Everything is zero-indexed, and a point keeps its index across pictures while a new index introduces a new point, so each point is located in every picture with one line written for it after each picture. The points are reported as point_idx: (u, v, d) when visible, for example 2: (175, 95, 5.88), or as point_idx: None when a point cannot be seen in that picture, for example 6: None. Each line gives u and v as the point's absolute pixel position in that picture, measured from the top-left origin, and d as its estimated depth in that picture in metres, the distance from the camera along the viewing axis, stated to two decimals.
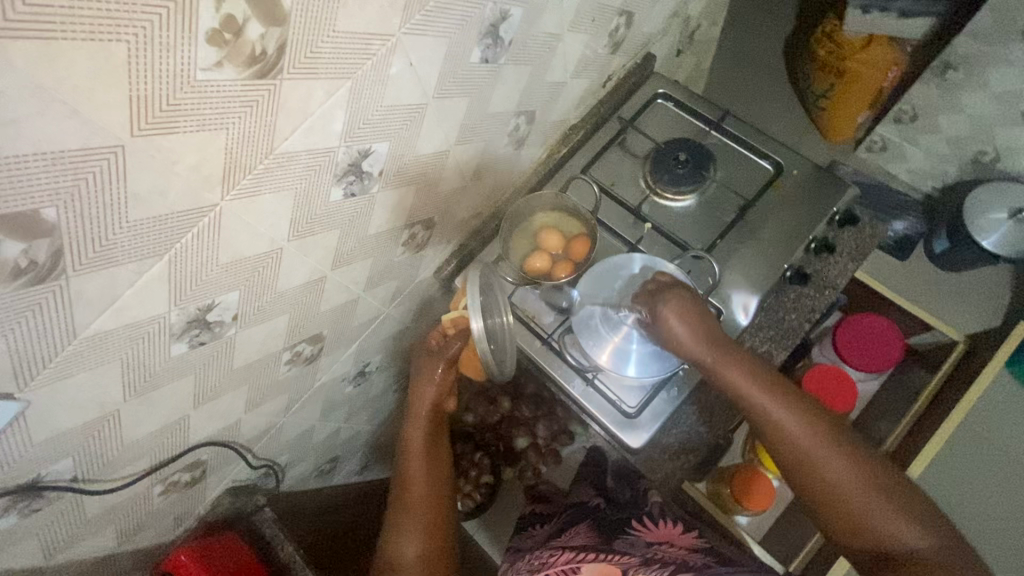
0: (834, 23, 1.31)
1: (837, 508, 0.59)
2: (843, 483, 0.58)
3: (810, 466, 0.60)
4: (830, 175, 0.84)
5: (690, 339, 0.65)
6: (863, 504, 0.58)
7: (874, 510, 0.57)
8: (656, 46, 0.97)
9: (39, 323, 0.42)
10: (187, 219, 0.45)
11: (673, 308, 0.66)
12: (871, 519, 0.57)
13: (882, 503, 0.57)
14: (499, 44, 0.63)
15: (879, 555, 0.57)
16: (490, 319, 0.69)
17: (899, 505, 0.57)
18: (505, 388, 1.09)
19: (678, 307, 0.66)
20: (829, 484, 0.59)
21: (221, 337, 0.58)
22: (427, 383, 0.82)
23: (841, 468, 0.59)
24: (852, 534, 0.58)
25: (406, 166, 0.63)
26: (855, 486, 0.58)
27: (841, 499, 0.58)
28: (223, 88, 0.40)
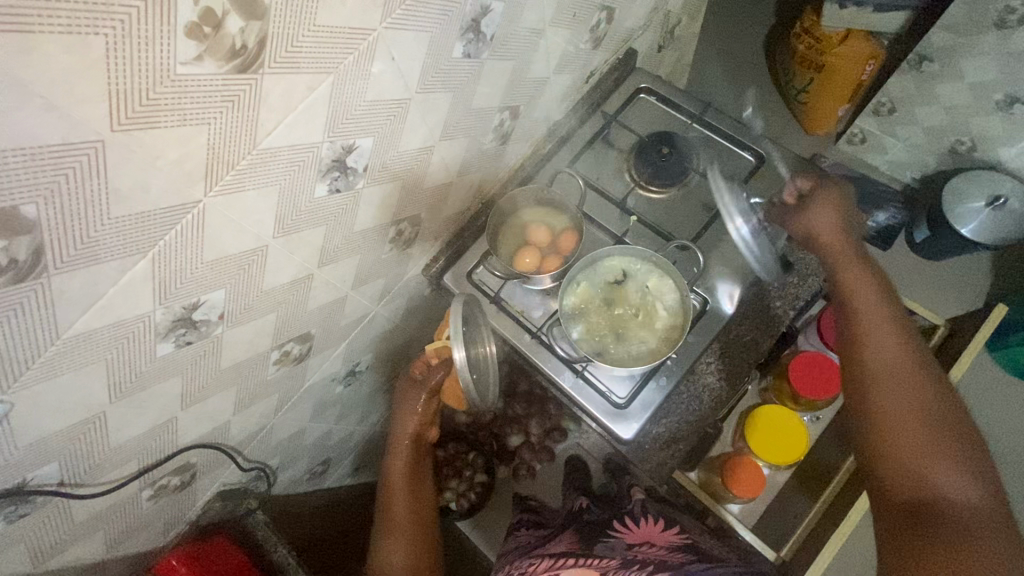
0: (813, 18, 1.33)
1: (882, 391, 0.63)
2: (888, 367, 0.65)
3: (876, 352, 0.66)
4: (810, 165, 0.85)
5: (833, 239, 0.74)
6: (912, 394, 0.62)
7: (914, 403, 0.61)
8: (638, 41, 0.98)
9: (22, 324, 0.41)
10: (170, 216, 0.45)
11: (820, 215, 0.75)
12: (911, 408, 0.61)
13: (930, 402, 0.61)
14: (481, 39, 0.64)
15: (901, 435, 0.60)
16: (473, 349, 0.70)
17: (940, 414, 0.60)
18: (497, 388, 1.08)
19: (826, 213, 0.75)
20: (885, 372, 0.64)
21: (207, 336, 0.57)
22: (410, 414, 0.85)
23: (903, 368, 0.64)
24: (881, 416, 0.62)
25: (391, 161, 0.64)
26: (912, 381, 0.63)
27: (886, 386, 0.64)
28: (203, 82, 0.40)
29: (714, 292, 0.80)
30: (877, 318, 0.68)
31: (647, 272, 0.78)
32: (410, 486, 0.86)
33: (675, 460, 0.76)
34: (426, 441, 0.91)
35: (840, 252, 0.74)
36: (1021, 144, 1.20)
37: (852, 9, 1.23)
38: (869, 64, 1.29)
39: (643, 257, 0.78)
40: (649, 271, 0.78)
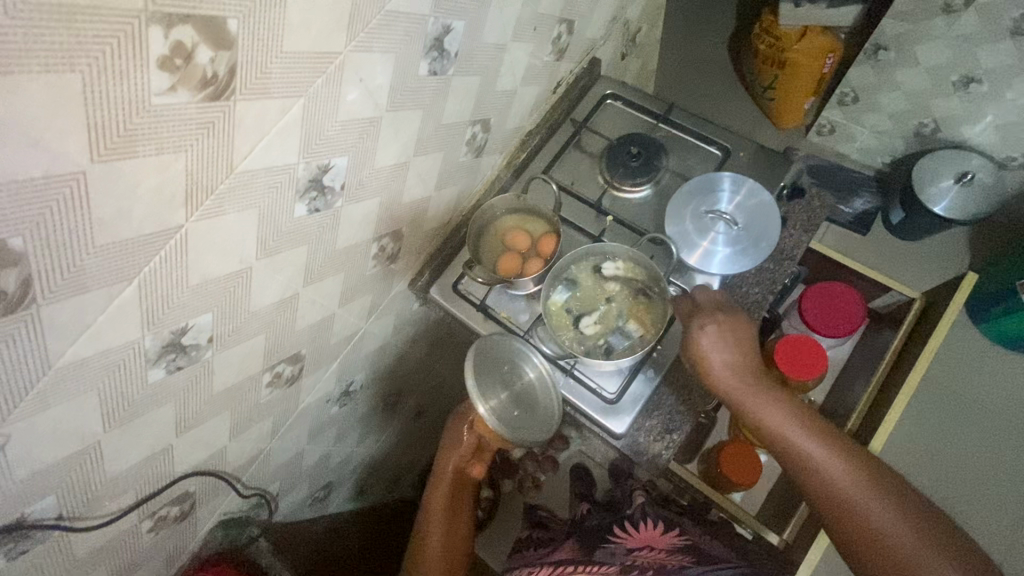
0: (770, 19, 1.38)
1: (851, 515, 0.62)
2: (835, 474, 0.64)
3: (813, 462, 0.65)
4: (775, 153, 0.88)
5: (727, 372, 0.70)
6: (871, 503, 0.62)
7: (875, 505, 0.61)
8: (600, 51, 1.01)
9: (12, 355, 0.42)
10: (154, 242, 0.47)
11: (710, 346, 0.70)
12: (883, 522, 0.60)
13: (894, 505, 0.61)
14: (446, 56, 0.66)
15: (892, 554, 0.59)
16: (488, 400, 0.74)
17: (907, 512, 0.61)
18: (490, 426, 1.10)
19: (726, 340, 0.71)
20: (842, 492, 0.63)
21: (198, 360, 0.58)
22: (453, 451, 0.86)
23: (858, 489, 0.62)
24: (872, 536, 0.61)
25: (367, 179, 0.66)
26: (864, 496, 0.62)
27: (843, 494, 0.63)
28: (177, 111, 0.42)
29: (692, 282, 0.82)
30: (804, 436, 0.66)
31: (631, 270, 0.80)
32: (444, 519, 0.86)
33: (670, 450, 0.77)
34: (472, 478, 0.90)
35: (748, 372, 0.70)
36: (984, 122, 1.25)
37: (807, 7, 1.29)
38: (828, 58, 1.35)
39: (619, 252, 0.80)
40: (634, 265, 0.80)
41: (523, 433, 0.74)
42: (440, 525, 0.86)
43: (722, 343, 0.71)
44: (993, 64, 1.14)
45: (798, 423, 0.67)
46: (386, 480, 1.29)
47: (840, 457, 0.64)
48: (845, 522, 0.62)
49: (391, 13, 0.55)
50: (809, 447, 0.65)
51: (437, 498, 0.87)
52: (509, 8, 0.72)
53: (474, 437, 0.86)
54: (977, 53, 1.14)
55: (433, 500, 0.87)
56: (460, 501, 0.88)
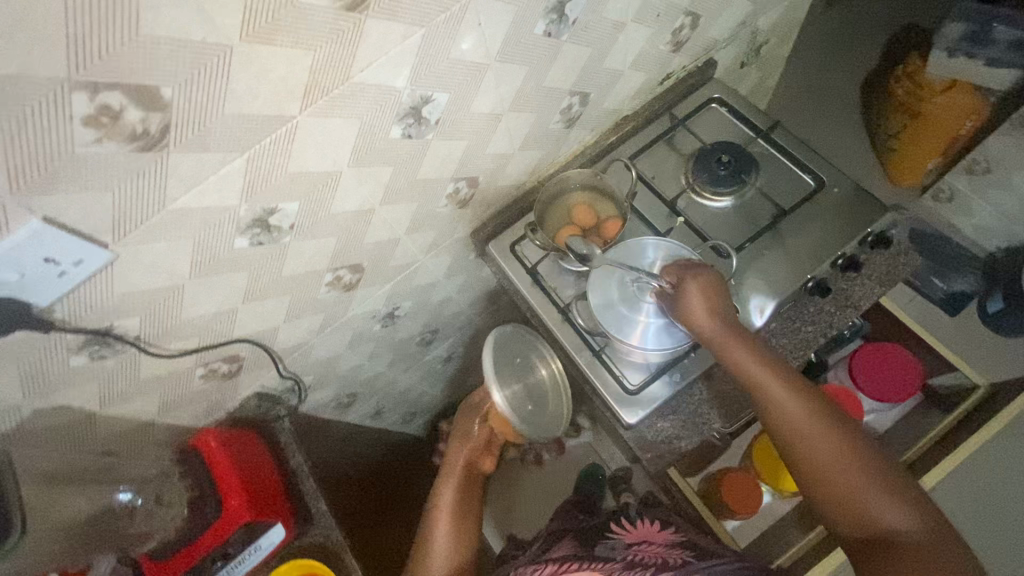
0: (916, 64, 1.32)
1: (830, 484, 0.62)
2: (800, 423, 0.64)
3: (791, 428, 0.64)
4: (871, 196, 0.84)
5: (704, 316, 0.69)
6: (827, 450, 0.62)
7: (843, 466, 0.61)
8: (719, 53, 0.99)
9: (140, 188, 0.50)
10: (270, 125, 0.53)
11: (691, 302, 0.70)
12: (851, 485, 0.60)
13: (854, 452, 0.62)
14: (564, 21, 0.69)
15: (841, 499, 0.61)
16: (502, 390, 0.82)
17: (866, 460, 0.61)
18: None
19: (698, 287, 0.70)
20: (819, 460, 0.63)
21: (277, 241, 0.66)
22: (464, 440, 0.96)
23: (827, 447, 0.62)
24: (840, 499, 0.61)
25: (459, 120, 0.70)
26: (831, 458, 0.62)
27: (803, 440, 0.64)
28: (318, 13, 0.48)
29: (745, 303, 0.80)
30: (777, 387, 0.66)
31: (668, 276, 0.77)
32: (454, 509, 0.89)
33: (673, 455, 0.79)
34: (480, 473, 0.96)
35: (724, 319, 0.69)
36: None
37: (962, 59, 1.20)
38: (968, 120, 1.26)
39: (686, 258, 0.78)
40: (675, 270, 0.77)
41: (535, 427, 0.83)
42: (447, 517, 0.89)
43: (703, 292, 0.70)
44: None
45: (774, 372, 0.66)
46: (404, 411, 1.37)
47: (812, 418, 0.64)
48: (812, 485, 0.63)
49: None
50: (780, 405, 0.65)
51: (445, 494, 0.91)
52: None
53: (485, 433, 0.97)
54: None
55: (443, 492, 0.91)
56: (468, 497, 0.92)
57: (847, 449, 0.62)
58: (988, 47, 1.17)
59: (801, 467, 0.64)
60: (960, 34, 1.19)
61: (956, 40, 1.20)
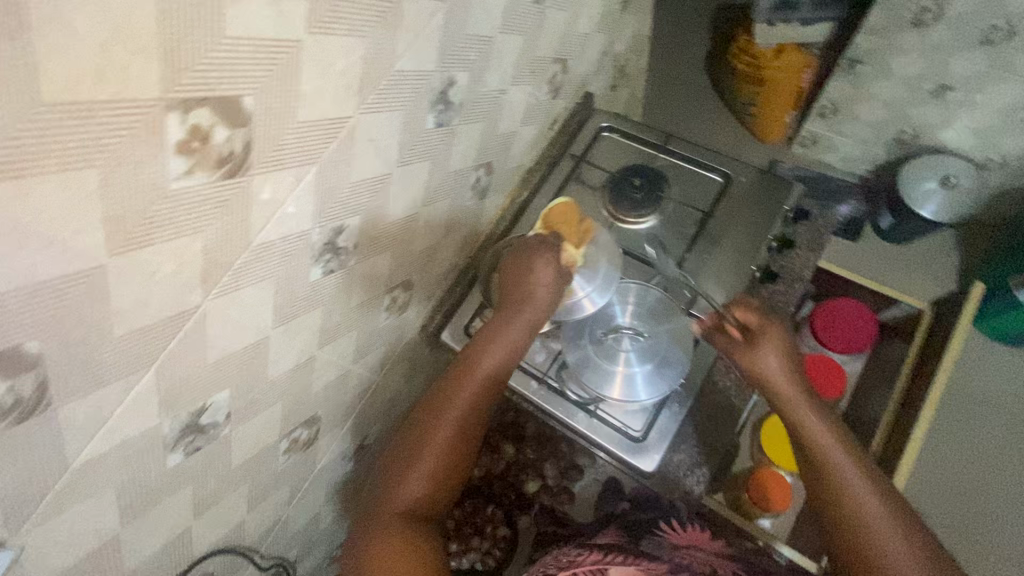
0: (744, 39, 1.42)
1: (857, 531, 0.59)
2: (831, 462, 0.61)
3: (819, 460, 0.62)
4: (775, 175, 0.89)
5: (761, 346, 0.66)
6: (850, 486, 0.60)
7: (882, 522, 0.58)
8: (593, 85, 1.02)
9: (29, 462, 0.40)
10: (172, 326, 0.45)
11: (772, 347, 0.66)
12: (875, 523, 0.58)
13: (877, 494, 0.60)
14: (450, 107, 0.66)
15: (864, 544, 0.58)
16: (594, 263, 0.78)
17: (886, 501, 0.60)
18: (505, 432, 1.04)
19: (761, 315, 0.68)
20: (843, 498, 0.60)
21: (216, 438, 0.56)
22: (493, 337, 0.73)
23: (853, 478, 0.61)
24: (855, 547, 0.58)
25: (378, 235, 0.65)
26: (889, 536, 0.57)
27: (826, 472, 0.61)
28: (194, 193, 0.41)
29: (709, 311, 0.81)
30: (811, 418, 0.64)
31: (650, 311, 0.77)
32: (455, 431, 0.72)
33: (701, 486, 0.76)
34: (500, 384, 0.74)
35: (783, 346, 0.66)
36: (958, 125, 1.27)
37: (780, 26, 1.32)
38: (804, 73, 1.38)
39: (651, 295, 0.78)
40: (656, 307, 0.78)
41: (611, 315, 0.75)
42: (443, 439, 0.72)
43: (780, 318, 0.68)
44: (966, 72, 1.16)
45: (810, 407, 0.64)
46: None
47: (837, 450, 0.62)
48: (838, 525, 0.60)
49: (400, 72, 0.55)
50: (805, 432, 0.63)
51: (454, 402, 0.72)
52: (508, 54, 0.72)
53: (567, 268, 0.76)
54: (951, 62, 1.16)
55: (450, 406, 0.72)
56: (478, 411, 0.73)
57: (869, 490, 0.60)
58: (796, 11, 1.30)
59: (835, 520, 0.60)
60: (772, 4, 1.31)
61: (768, 11, 1.31)
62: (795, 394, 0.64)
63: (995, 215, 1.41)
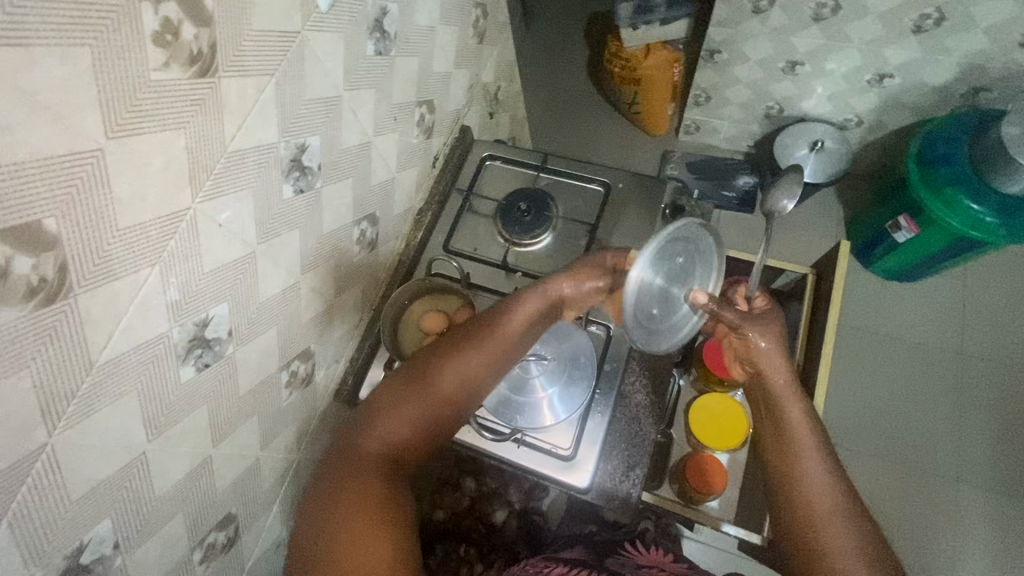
0: (616, 43, 1.49)
1: (805, 501, 0.62)
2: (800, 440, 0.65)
3: (792, 438, 0.66)
4: (649, 176, 0.93)
5: (756, 337, 0.72)
6: (808, 461, 0.64)
7: (826, 490, 0.62)
8: (468, 117, 1.05)
9: None
10: (15, 474, 0.41)
11: (763, 329, 0.72)
12: (826, 502, 0.61)
13: (836, 477, 0.63)
14: (309, 173, 0.65)
15: (803, 511, 0.62)
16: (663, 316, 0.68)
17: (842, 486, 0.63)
18: (464, 469, 1.05)
19: (772, 329, 0.72)
20: (797, 471, 0.64)
21: (106, 572, 0.53)
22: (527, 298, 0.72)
23: (813, 460, 0.64)
24: (799, 512, 0.62)
25: (256, 316, 0.62)
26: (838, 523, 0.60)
27: (792, 451, 0.65)
28: (5, 331, 0.38)
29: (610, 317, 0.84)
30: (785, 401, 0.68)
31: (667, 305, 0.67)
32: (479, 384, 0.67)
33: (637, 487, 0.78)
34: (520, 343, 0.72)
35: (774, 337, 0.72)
36: (815, 94, 1.38)
37: (644, 28, 1.40)
38: (675, 68, 1.46)
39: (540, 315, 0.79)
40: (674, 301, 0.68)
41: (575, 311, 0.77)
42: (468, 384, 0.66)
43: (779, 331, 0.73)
44: (807, 48, 1.27)
45: (792, 398, 0.69)
46: None
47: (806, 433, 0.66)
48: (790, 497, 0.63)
49: (237, 151, 0.53)
50: (781, 410, 0.68)
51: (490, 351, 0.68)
52: (363, 108, 0.72)
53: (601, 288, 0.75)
54: (791, 39, 1.27)
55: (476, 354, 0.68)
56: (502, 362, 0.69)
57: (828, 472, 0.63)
58: (654, 12, 1.38)
59: (784, 483, 0.64)
60: (631, 10, 1.39)
61: (630, 16, 1.39)
62: (777, 371, 0.70)
63: (861, 168, 1.55)
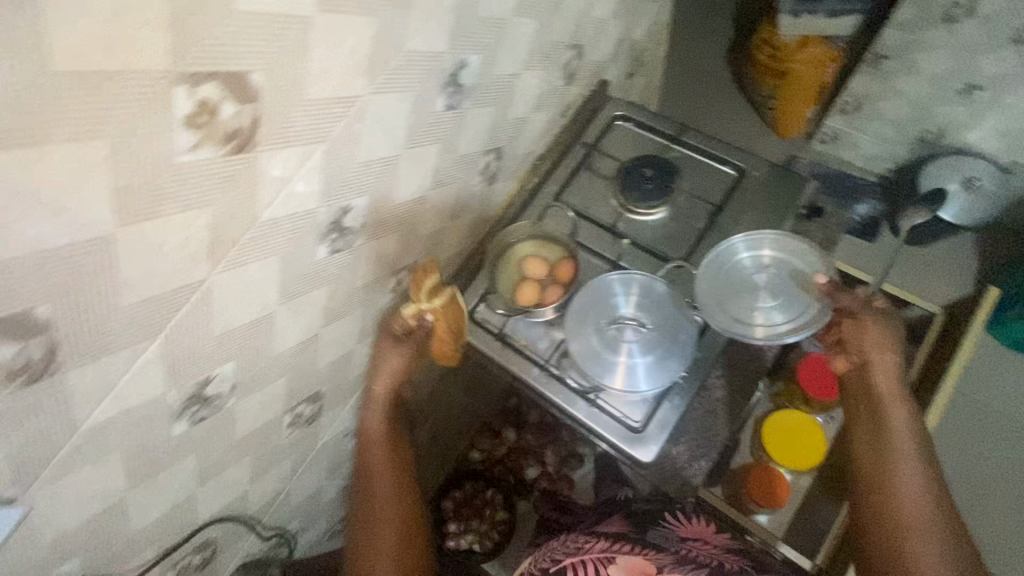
0: (768, 31, 1.38)
1: (891, 514, 0.66)
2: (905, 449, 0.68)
3: (891, 454, 0.68)
4: (789, 171, 0.87)
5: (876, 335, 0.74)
6: (901, 469, 0.67)
7: (918, 494, 0.66)
8: (608, 72, 1.01)
9: (37, 425, 0.41)
10: (178, 298, 0.46)
11: (874, 334, 0.74)
12: (918, 509, 0.65)
13: (922, 488, 0.66)
14: (461, 90, 0.66)
15: (894, 528, 0.65)
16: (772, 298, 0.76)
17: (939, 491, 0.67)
18: (506, 420, 1.11)
19: (876, 331, 0.74)
20: (900, 481, 0.67)
21: (220, 409, 0.58)
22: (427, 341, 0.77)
23: (912, 469, 0.67)
24: (885, 521, 0.66)
25: (384, 216, 0.65)
26: (932, 542, 0.63)
27: (891, 459, 0.68)
28: (201, 167, 0.41)
29: None
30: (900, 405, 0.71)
31: (778, 289, 0.77)
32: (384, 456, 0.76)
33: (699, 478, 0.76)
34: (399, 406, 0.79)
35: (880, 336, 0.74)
36: (986, 126, 1.18)
37: (806, 17, 1.28)
38: (829, 66, 1.33)
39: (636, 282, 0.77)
40: (787, 287, 0.78)
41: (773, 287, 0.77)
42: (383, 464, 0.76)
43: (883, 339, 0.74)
44: (998, 70, 1.07)
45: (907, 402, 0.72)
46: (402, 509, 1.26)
47: (912, 444, 0.68)
48: (884, 500, 0.67)
49: (410, 52, 0.55)
50: (889, 416, 0.71)
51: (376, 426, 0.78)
52: (523, 37, 0.72)
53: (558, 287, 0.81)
54: (981, 61, 1.07)
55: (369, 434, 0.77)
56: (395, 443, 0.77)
57: (918, 485, 0.66)
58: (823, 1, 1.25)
59: (874, 499, 0.67)
60: None
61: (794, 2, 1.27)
62: (882, 376, 0.73)
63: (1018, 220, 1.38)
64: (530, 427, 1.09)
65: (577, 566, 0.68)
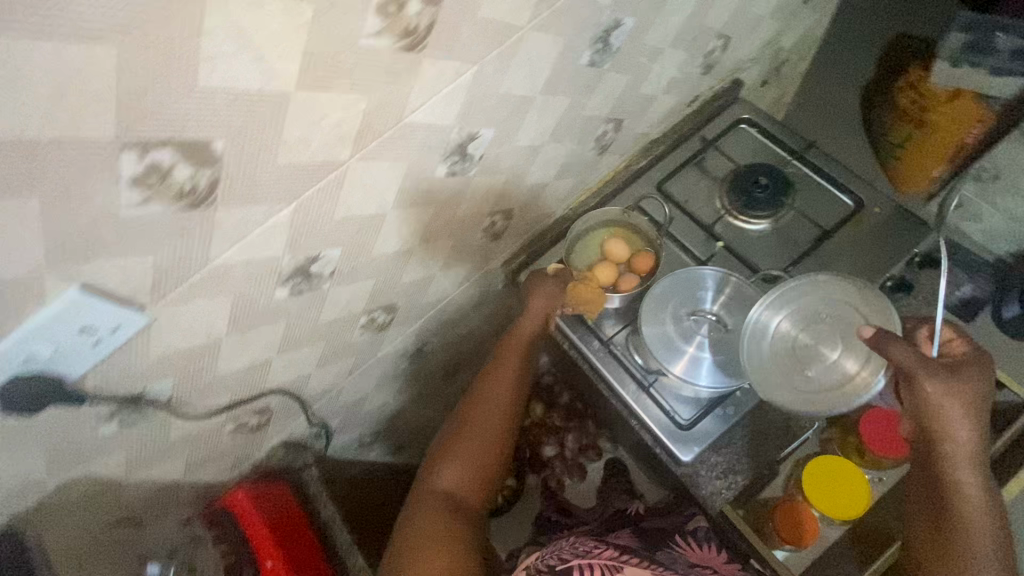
0: (920, 72, 1.14)
1: None
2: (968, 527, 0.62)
3: (950, 527, 0.63)
4: (912, 215, 0.83)
5: (938, 393, 0.61)
6: (965, 549, 0.62)
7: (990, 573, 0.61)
8: (745, 73, 0.99)
9: (181, 248, 0.46)
10: (318, 173, 0.49)
11: (937, 390, 0.61)
12: None
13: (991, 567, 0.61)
14: (608, 50, 0.66)
15: None
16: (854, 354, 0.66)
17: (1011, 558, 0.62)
18: (537, 394, 1.07)
19: (946, 383, 0.61)
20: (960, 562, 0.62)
21: (316, 288, 0.62)
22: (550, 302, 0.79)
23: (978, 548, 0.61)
24: None
25: (502, 154, 0.67)
26: None
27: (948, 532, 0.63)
28: (375, 54, 0.45)
29: None
30: (962, 470, 0.62)
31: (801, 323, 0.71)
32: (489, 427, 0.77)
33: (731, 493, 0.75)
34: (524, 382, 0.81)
35: (950, 390, 0.61)
36: None
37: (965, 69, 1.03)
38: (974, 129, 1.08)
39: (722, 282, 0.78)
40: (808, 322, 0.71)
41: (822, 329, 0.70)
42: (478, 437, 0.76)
43: (951, 388, 0.61)
44: None
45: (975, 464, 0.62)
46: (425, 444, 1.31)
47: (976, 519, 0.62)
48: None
49: None
50: (949, 484, 0.63)
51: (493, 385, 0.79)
52: (678, 13, 0.71)
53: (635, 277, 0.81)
54: None
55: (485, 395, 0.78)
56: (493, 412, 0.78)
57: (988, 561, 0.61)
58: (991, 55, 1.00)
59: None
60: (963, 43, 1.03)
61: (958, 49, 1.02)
62: (957, 434, 0.61)
63: None
64: (559, 408, 1.04)
65: (584, 567, 0.64)
